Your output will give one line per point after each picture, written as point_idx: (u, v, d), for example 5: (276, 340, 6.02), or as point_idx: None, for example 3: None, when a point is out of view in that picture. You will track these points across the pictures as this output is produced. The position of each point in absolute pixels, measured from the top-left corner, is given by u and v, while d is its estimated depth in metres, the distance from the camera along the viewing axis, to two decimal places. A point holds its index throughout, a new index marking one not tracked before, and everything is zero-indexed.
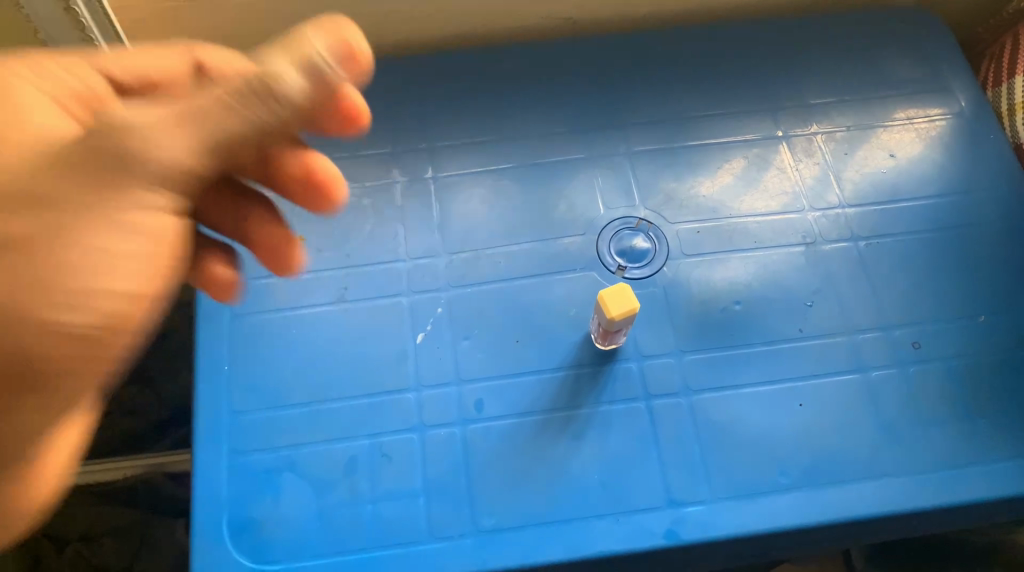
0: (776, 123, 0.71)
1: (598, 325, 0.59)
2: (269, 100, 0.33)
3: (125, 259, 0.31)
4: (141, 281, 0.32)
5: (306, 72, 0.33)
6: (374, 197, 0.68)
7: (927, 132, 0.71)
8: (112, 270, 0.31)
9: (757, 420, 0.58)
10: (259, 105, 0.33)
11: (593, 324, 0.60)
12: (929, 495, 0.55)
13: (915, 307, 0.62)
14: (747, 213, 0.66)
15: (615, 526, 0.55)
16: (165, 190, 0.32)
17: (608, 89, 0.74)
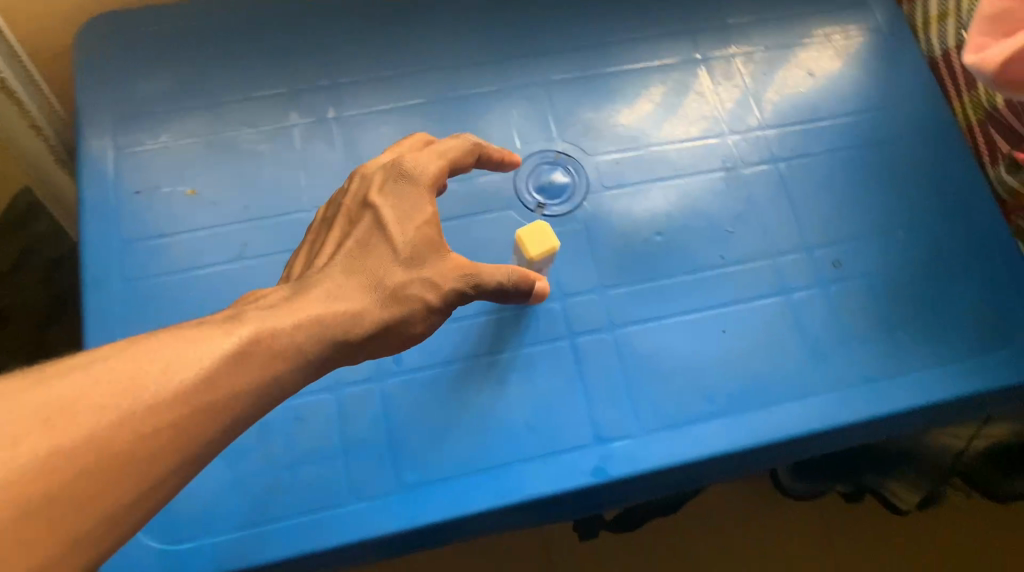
0: (694, 44, 0.69)
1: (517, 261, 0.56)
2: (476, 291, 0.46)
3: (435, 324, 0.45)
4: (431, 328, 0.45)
5: (515, 279, 0.48)
6: (272, 142, 0.63)
7: (844, 49, 0.69)
8: (427, 327, 0.44)
9: (682, 350, 0.57)
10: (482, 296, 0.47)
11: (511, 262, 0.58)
12: (854, 411, 0.55)
13: (836, 226, 0.62)
14: (666, 139, 0.64)
15: (544, 469, 0.53)
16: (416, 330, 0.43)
17: (519, 15, 0.70)
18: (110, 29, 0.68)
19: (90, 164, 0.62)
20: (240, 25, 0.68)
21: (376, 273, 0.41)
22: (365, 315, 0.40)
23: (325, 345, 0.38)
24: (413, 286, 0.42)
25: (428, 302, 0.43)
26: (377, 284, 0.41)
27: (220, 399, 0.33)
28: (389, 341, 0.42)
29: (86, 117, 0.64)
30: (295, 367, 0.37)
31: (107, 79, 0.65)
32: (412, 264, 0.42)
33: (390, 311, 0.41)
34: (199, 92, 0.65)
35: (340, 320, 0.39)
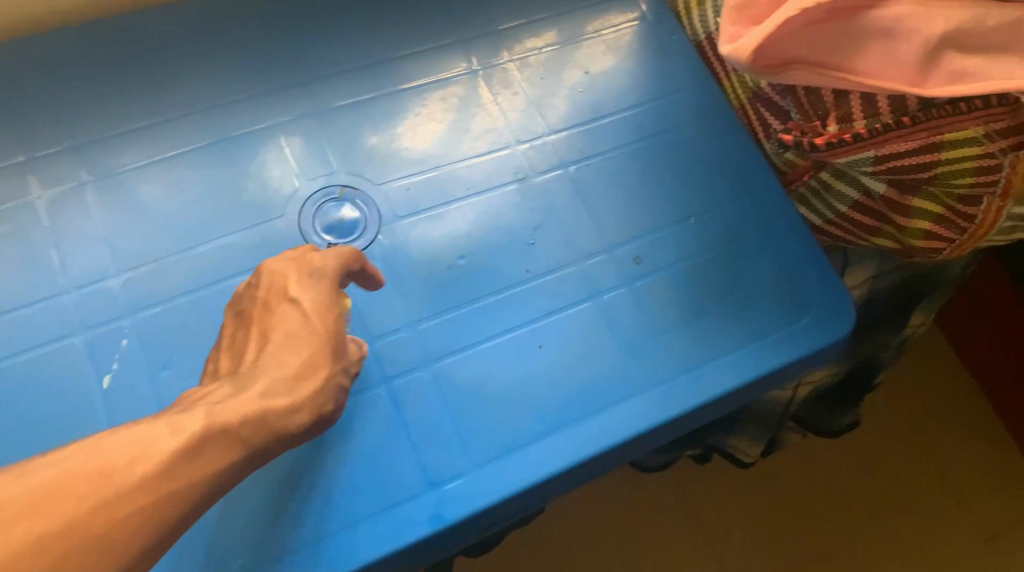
0: (469, 55, 0.67)
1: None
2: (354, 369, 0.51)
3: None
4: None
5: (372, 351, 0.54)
6: (13, 222, 0.55)
7: (615, 42, 0.70)
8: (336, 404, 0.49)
9: (501, 374, 0.55)
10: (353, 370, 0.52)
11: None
12: (674, 404, 0.56)
13: (632, 222, 0.62)
14: (457, 157, 0.62)
15: (375, 528, 0.50)
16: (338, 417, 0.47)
17: (284, 39, 0.64)
18: None
19: None
20: None
21: (317, 372, 0.45)
22: (297, 413, 0.43)
23: (265, 437, 0.41)
24: (343, 371, 0.47)
25: (346, 388, 0.48)
26: (317, 384, 0.44)
27: (175, 489, 0.36)
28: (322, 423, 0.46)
29: None
30: (242, 455, 0.39)
31: None
32: (337, 355, 0.47)
33: (327, 405, 0.45)
34: None
35: (289, 412, 0.42)
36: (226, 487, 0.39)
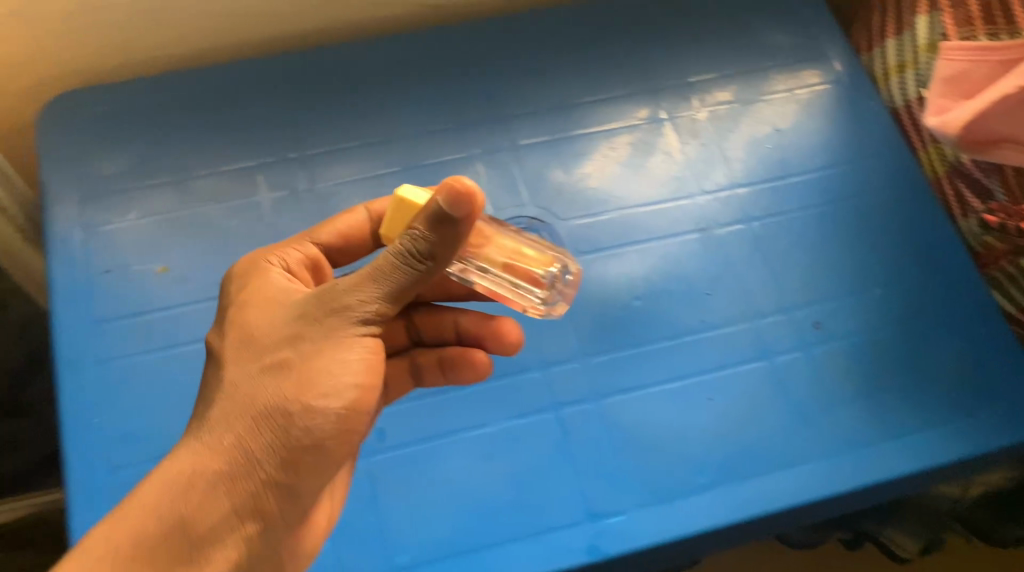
0: (660, 104, 0.69)
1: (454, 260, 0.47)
2: (403, 262, 0.41)
3: (368, 361, 0.42)
4: (366, 376, 0.42)
5: (425, 223, 0.40)
6: (242, 217, 0.62)
7: (808, 101, 0.69)
8: (353, 369, 0.42)
9: (668, 419, 0.56)
10: (417, 261, 0.41)
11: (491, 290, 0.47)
12: (844, 478, 0.54)
13: (816, 285, 0.61)
14: (639, 201, 0.64)
15: (534, 548, 0.52)
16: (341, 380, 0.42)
17: (484, 77, 0.69)
18: (72, 104, 0.67)
19: (59, 246, 0.61)
20: (204, 97, 0.67)
21: (230, 384, 0.42)
22: (269, 406, 0.41)
23: (238, 437, 0.40)
24: (309, 335, 0.42)
25: (284, 399, 0.41)
26: (229, 424, 0.40)
27: (146, 506, 0.38)
28: (281, 459, 0.40)
29: (52, 198, 0.63)
30: (226, 455, 0.40)
31: (66, 157, 0.64)
32: (254, 355, 0.42)
33: (254, 440, 0.40)
34: (163, 169, 0.64)
35: (194, 463, 0.40)
36: (229, 489, 0.40)
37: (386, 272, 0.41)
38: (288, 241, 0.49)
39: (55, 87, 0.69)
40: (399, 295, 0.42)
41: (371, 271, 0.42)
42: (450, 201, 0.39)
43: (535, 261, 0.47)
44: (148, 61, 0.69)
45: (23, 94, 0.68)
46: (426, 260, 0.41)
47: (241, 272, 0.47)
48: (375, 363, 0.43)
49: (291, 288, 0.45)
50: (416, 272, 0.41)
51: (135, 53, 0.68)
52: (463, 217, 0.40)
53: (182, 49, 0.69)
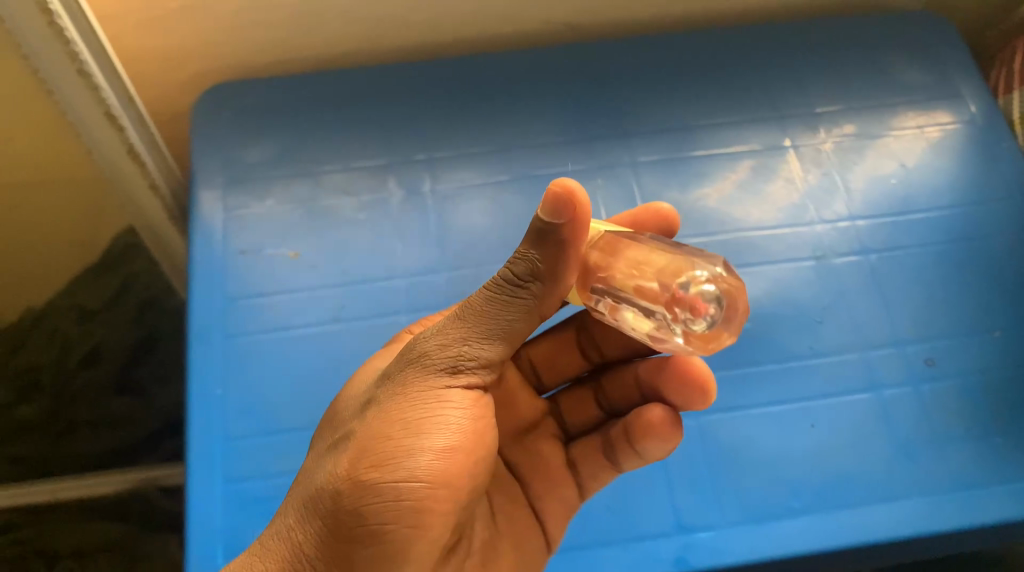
0: (783, 131, 0.70)
1: (602, 298, 0.40)
2: (496, 293, 0.40)
3: (447, 420, 0.40)
4: (456, 438, 0.40)
5: (522, 246, 0.40)
6: (370, 211, 0.66)
7: (937, 140, 0.69)
8: (433, 429, 0.39)
9: (768, 441, 0.56)
10: (511, 289, 0.40)
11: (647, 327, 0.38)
12: (946, 518, 0.53)
13: (929, 323, 0.60)
14: (755, 225, 0.65)
15: (623, 554, 0.53)
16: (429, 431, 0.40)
17: (608, 94, 0.72)
18: (224, 95, 0.72)
19: (201, 224, 0.65)
20: (345, 97, 0.72)
21: (307, 470, 0.41)
22: (331, 474, 0.39)
23: (303, 509, 0.39)
24: (383, 391, 0.41)
25: (338, 477, 0.38)
26: (286, 517, 0.39)
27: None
28: (330, 549, 0.38)
29: (199, 179, 0.67)
30: (293, 527, 0.39)
31: (214, 143, 0.69)
32: (339, 429, 0.42)
33: (306, 530, 0.38)
34: (301, 160, 0.68)
35: (248, 562, 0.39)
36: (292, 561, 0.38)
37: (473, 308, 0.41)
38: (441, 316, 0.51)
39: (210, 78, 0.74)
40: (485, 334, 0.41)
41: (454, 314, 0.41)
42: (545, 213, 0.38)
43: (684, 272, 0.37)
44: (295, 60, 0.74)
45: (180, 83, 0.74)
46: (519, 279, 0.40)
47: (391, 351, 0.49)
48: (462, 426, 0.41)
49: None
50: (516, 300, 0.40)
51: (286, 52, 0.73)
52: (563, 229, 0.38)
53: (328, 51, 0.74)
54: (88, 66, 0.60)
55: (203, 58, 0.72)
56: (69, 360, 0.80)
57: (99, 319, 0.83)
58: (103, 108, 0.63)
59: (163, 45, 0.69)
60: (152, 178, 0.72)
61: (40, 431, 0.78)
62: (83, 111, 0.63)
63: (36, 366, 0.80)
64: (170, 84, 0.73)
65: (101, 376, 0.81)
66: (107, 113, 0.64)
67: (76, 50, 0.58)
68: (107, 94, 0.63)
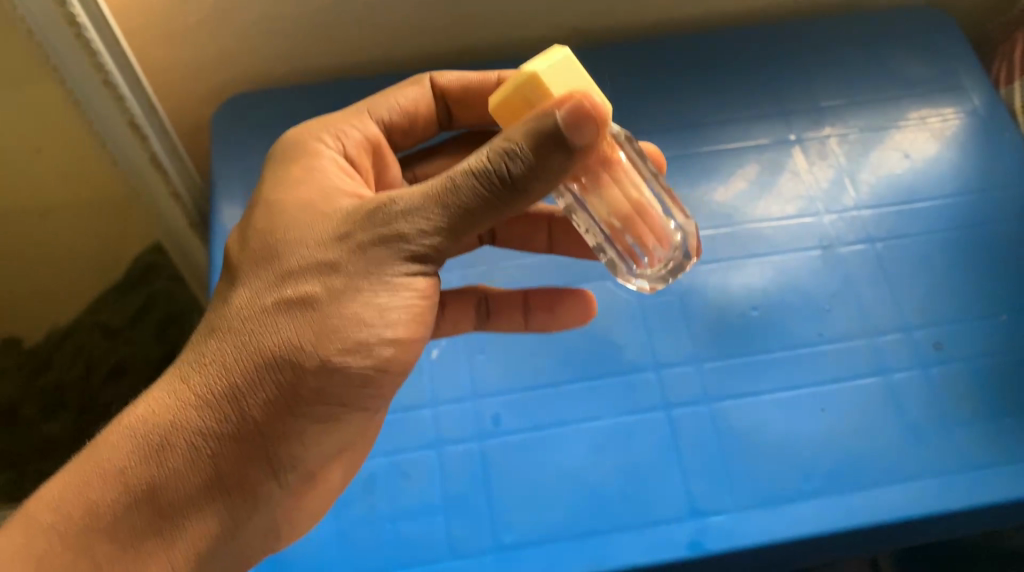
0: (789, 126, 0.71)
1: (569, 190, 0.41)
2: (485, 187, 0.36)
3: (412, 305, 0.39)
4: (411, 328, 0.40)
5: (532, 140, 0.35)
6: None
7: (941, 131, 0.70)
8: (390, 317, 0.39)
9: (779, 426, 0.57)
10: (501, 192, 0.36)
11: (588, 232, 0.42)
12: (957, 498, 0.53)
13: (936, 308, 0.61)
14: (763, 217, 0.66)
15: (639, 539, 0.53)
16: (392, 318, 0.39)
17: (614, 94, 0.73)
18: (244, 106, 0.75)
19: (222, 229, 0.67)
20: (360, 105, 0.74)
21: (242, 315, 0.39)
22: (285, 339, 0.38)
23: (246, 363, 0.38)
24: (348, 264, 0.38)
25: (296, 344, 0.38)
26: (222, 371, 0.37)
27: (144, 418, 0.37)
28: (276, 417, 0.38)
29: (219, 186, 0.70)
30: (230, 373, 0.37)
31: (235, 152, 0.72)
32: (278, 279, 0.39)
33: (252, 385, 0.37)
34: None
35: (178, 412, 0.37)
36: (224, 403, 0.37)
37: (456, 199, 0.37)
38: (344, 117, 0.49)
39: (230, 90, 0.77)
40: (461, 233, 0.38)
41: (437, 197, 0.37)
42: (572, 123, 0.35)
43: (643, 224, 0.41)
44: (311, 70, 0.77)
45: (201, 94, 0.76)
46: (514, 180, 0.36)
47: (295, 142, 0.47)
48: (417, 311, 0.40)
49: (329, 191, 0.43)
50: (500, 202, 0.37)
51: (302, 62, 0.76)
52: (583, 146, 0.35)
53: (344, 61, 0.77)
54: (113, 77, 0.62)
55: (222, 69, 0.74)
56: (93, 377, 0.83)
57: (122, 337, 0.84)
58: (127, 117, 0.65)
59: (184, 59, 0.72)
60: (173, 185, 0.74)
61: (69, 447, 0.81)
62: (106, 120, 0.65)
63: (60, 384, 0.82)
64: (190, 95, 0.76)
65: (123, 390, 0.84)
66: (131, 121, 0.66)
67: (101, 60, 0.61)
68: (132, 103, 0.65)
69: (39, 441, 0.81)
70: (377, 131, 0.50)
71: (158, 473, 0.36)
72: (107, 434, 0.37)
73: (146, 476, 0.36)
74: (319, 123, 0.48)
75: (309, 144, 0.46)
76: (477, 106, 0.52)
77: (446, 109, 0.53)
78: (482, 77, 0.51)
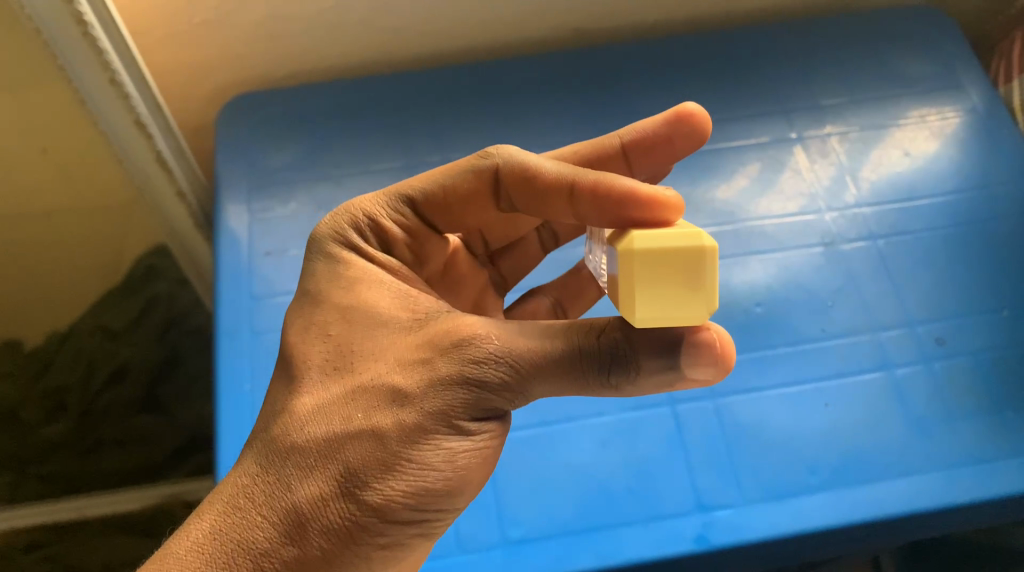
0: (790, 125, 0.72)
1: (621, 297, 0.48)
2: (580, 356, 0.34)
3: (479, 451, 0.36)
4: (479, 470, 0.37)
5: (649, 340, 0.33)
6: None
7: (941, 128, 0.71)
8: (459, 462, 0.36)
9: (783, 422, 0.57)
10: (596, 368, 0.34)
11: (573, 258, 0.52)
12: (963, 490, 0.54)
13: (939, 303, 0.62)
14: (765, 214, 0.66)
15: (647, 533, 0.53)
16: (463, 462, 0.36)
17: (616, 94, 0.74)
18: (249, 106, 0.75)
19: (227, 228, 0.67)
20: (363, 106, 0.74)
21: (310, 435, 0.35)
22: (358, 467, 0.34)
23: (316, 488, 0.34)
24: (422, 398, 0.35)
25: (368, 475, 0.34)
26: (292, 494, 0.34)
27: (216, 531, 0.34)
28: (342, 553, 0.34)
29: (224, 185, 0.70)
30: (300, 496, 0.34)
31: (240, 151, 0.72)
32: (350, 396, 0.36)
33: (319, 515, 0.34)
34: (322, 165, 0.71)
35: (246, 535, 0.34)
36: (291, 527, 0.34)
37: (552, 359, 0.34)
38: (382, 201, 0.44)
39: (233, 90, 0.77)
40: (546, 385, 0.35)
41: (534, 352, 0.35)
42: (691, 343, 0.33)
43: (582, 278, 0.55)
44: (314, 71, 0.77)
45: (203, 95, 0.77)
46: (614, 357, 0.33)
47: (331, 228, 0.42)
48: (484, 457, 0.37)
49: (401, 306, 0.39)
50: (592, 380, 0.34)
51: (304, 61, 0.76)
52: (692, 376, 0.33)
53: (347, 61, 0.77)
54: (119, 75, 0.63)
55: (225, 70, 0.75)
56: (95, 381, 0.81)
57: (123, 340, 0.83)
58: (133, 116, 0.66)
59: (187, 60, 0.72)
60: (179, 184, 0.75)
61: (67, 450, 0.80)
62: (111, 118, 0.65)
63: (62, 387, 0.80)
64: (193, 97, 0.76)
65: (124, 395, 0.82)
66: (136, 120, 0.67)
67: (108, 59, 0.61)
68: (138, 103, 0.66)
69: (41, 445, 0.79)
70: (416, 219, 0.44)
71: None
72: (177, 551, 0.34)
73: None
74: (357, 201, 0.44)
75: (345, 234, 0.42)
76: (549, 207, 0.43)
77: (508, 199, 0.44)
78: (558, 173, 0.41)
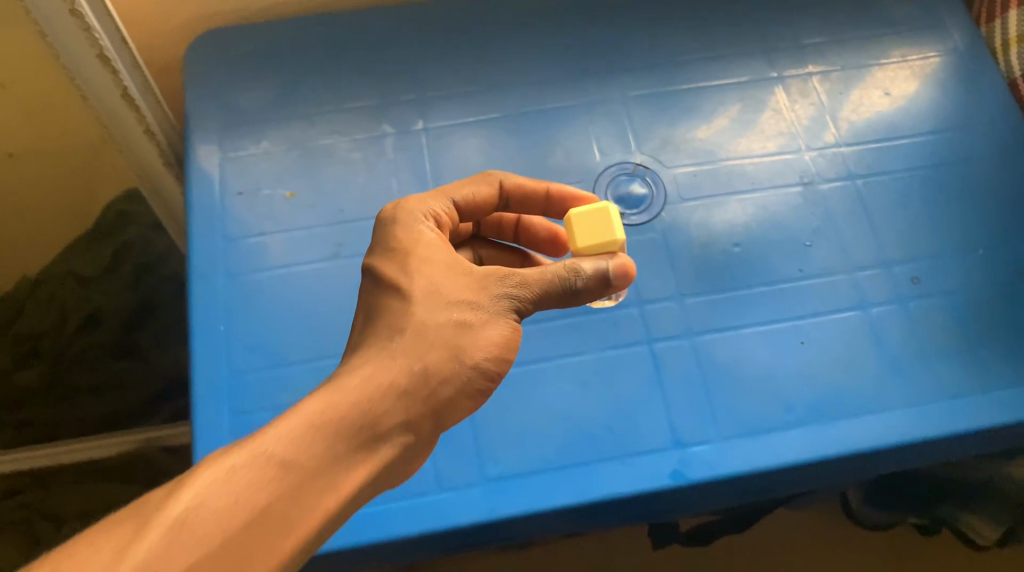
0: (771, 64, 0.71)
1: None
2: (565, 286, 0.44)
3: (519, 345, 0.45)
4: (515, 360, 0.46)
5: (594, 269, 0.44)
6: (366, 150, 0.66)
7: (921, 69, 0.70)
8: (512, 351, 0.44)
9: (761, 360, 0.57)
10: (567, 294, 0.44)
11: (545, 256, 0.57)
12: (934, 426, 0.54)
13: (915, 243, 0.62)
14: (744, 154, 0.66)
15: (623, 469, 0.53)
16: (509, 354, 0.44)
17: (597, 32, 0.73)
18: (218, 42, 0.73)
19: (197, 169, 0.66)
20: (336, 44, 0.72)
21: (421, 324, 0.41)
22: (465, 341, 0.42)
23: (439, 352, 0.41)
24: (489, 306, 0.43)
25: (470, 351, 0.42)
26: (420, 357, 0.41)
27: (364, 378, 0.39)
28: (449, 406, 0.41)
29: (193, 126, 0.68)
30: (422, 361, 0.41)
31: (211, 90, 0.70)
32: (442, 304, 0.42)
33: (439, 373, 0.41)
34: (294, 104, 0.69)
35: (389, 380, 0.40)
36: (423, 378, 0.40)
37: (553, 288, 0.44)
38: (436, 198, 0.49)
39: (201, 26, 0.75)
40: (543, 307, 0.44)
41: (544, 279, 0.43)
42: (619, 273, 0.45)
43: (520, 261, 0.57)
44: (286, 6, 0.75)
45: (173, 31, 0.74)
46: (580, 288, 0.44)
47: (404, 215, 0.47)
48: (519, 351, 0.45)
49: (418, 253, 0.44)
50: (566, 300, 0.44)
51: None
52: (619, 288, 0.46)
53: None
54: (80, 7, 0.59)
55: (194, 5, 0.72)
56: (68, 326, 0.81)
57: (95, 286, 0.83)
58: (95, 50, 0.62)
59: None
60: (147, 123, 0.70)
61: (42, 397, 0.80)
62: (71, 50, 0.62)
63: (34, 333, 0.81)
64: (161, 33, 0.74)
65: (102, 338, 0.82)
66: (100, 55, 0.63)
67: None
68: (102, 36, 0.62)
69: (15, 391, 0.80)
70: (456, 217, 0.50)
71: (377, 420, 0.39)
72: (329, 389, 0.39)
73: (366, 424, 0.38)
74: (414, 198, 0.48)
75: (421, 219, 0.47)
76: (524, 208, 0.54)
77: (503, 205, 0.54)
78: (536, 184, 0.53)
